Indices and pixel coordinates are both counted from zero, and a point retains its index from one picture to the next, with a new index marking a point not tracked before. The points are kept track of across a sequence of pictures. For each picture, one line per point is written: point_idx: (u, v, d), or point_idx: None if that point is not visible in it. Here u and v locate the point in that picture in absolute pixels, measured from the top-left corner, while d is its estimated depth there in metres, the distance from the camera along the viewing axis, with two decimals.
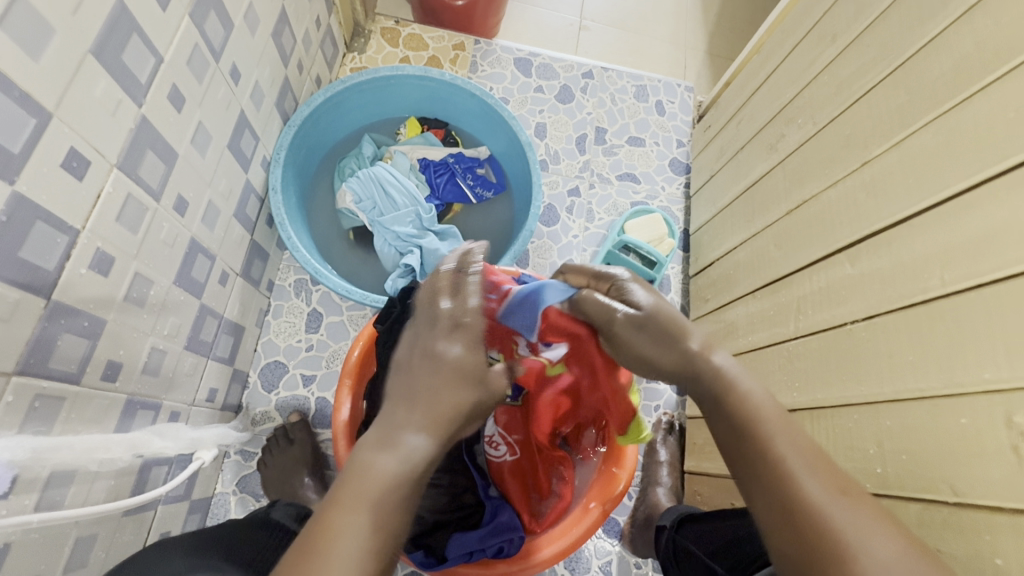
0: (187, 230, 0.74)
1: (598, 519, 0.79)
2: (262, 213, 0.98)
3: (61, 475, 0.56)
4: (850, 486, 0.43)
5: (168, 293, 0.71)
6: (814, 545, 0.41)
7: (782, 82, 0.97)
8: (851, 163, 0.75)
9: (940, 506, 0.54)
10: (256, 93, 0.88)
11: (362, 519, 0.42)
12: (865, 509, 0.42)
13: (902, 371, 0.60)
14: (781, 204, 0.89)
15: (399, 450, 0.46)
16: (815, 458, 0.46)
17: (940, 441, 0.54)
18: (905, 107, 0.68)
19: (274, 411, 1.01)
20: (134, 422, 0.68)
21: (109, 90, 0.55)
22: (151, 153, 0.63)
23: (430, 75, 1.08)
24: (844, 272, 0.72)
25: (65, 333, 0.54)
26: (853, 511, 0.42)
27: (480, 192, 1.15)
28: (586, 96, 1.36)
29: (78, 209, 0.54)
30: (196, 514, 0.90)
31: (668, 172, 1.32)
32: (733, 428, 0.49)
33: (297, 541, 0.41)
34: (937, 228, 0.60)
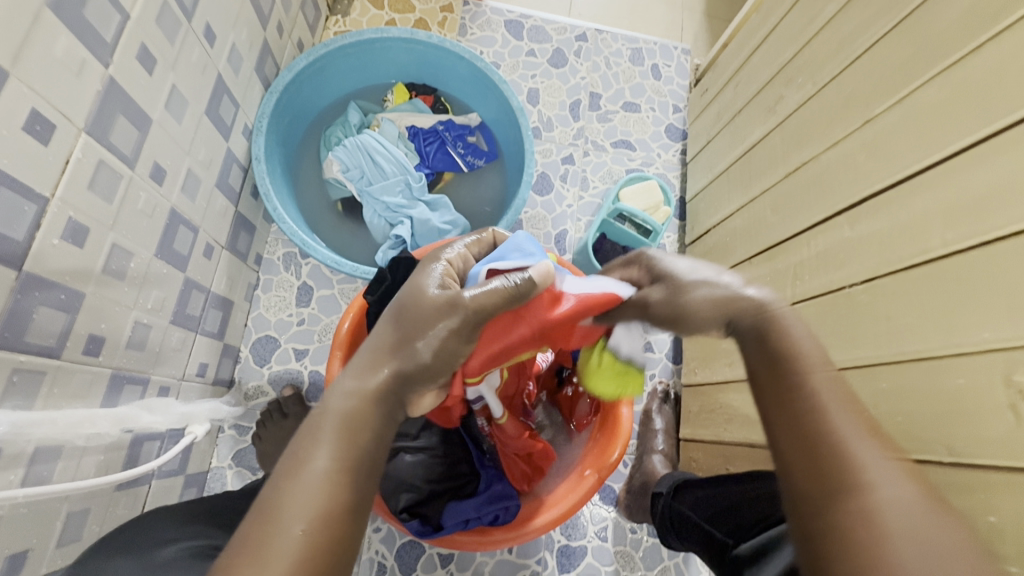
0: (167, 200, 0.71)
1: (594, 486, 0.78)
2: (246, 183, 0.95)
3: (46, 450, 0.55)
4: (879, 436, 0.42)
5: (150, 266, 0.69)
6: (825, 471, 0.42)
7: (781, 41, 0.94)
8: (852, 122, 0.73)
9: (935, 466, 0.54)
10: (234, 56, 0.84)
11: (319, 470, 0.43)
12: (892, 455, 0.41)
13: (899, 333, 0.59)
14: (779, 167, 0.87)
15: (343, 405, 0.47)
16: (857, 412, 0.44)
17: (937, 402, 0.54)
18: (910, 62, 0.65)
19: (267, 385, 1.01)
20: (121, 397, 0.67)
21: (71, 48, 0.52)
22: (123, 118, 0.60)
23: (417, 38, 1.03)
24: (843, 236, 0.71)
25: (41, 306, 0.53)
26: (879, 458, 0.41)
27: (471, 160, 1.12)
28: (579, 60, 1.31)
29: (46, 175, 0.51)
30: (192, 488, 0.90)
31: (664, 138, 1.29)
32: (773, 376, 0.47)
33: (253, 507, 0.41)
34: (939, 187, 0.58)
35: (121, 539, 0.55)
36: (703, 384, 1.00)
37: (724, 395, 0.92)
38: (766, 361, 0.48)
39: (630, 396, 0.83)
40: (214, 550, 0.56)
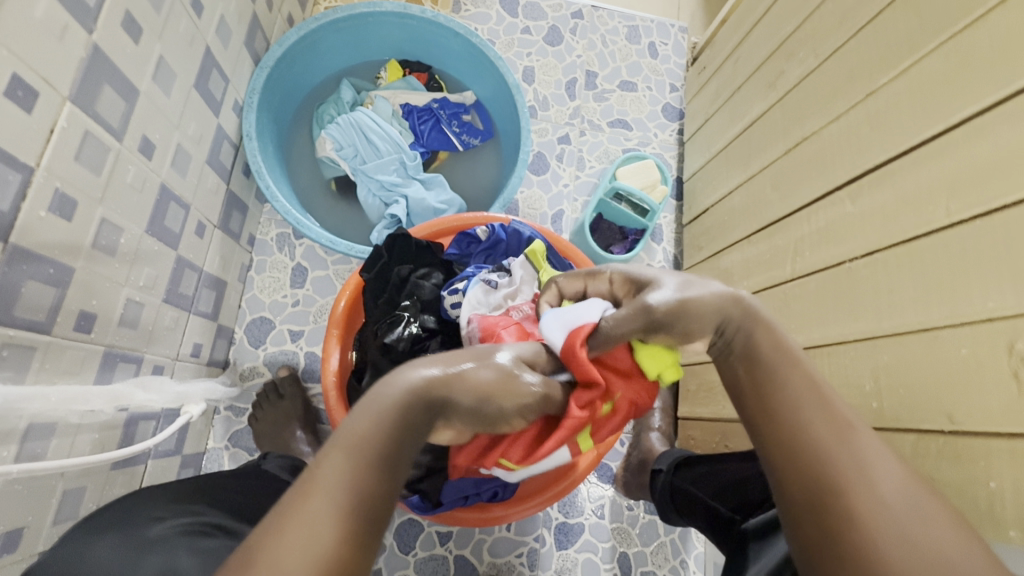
0: (157, 174, 0.70)
1: (593, 462, 0.78)
2: (237, 161, 0.93)
3: (40, 426, 0.54)
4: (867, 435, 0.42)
5: (141, 243, 0.68)
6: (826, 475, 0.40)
7: (781, 16, 0.93)
8: (853, 96, 0.72)
9: (934, 436, 0.54)
10: (223, 29, 0.82)
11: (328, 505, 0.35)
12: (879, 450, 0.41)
13: (900, 305, 0.59)
14: (779, 144, 0.86)
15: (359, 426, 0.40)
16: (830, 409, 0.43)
17: (936, 373, 0.54)
18: (914, 32, 0.64)
19: (262, 366, 1.00)
20: (115, 374, 0.66)
21: (52, 11, 0.50)
22: (109, 88, 0.58)
23: (410, 12, 1.01)
24: (843, 210, 0.70)
25: (30, 280, 0.51)
26: (879, 462, 0.40)
27: (466, 139, 1.10)
28: (576, 37, 1.29)
29: (30, 144, 0.49)
30: (189, 469, 0.90)
31: (662, 118, 1.28)
32: (747, 386, 0.47)
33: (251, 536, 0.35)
34: (941, 158, 0.58)
35: (119, 514, 0.55)
36: (701, 363, 1.00)
37: None
38: (747, 365, 0.48)
39: None
40: (208, 527, 0.56)
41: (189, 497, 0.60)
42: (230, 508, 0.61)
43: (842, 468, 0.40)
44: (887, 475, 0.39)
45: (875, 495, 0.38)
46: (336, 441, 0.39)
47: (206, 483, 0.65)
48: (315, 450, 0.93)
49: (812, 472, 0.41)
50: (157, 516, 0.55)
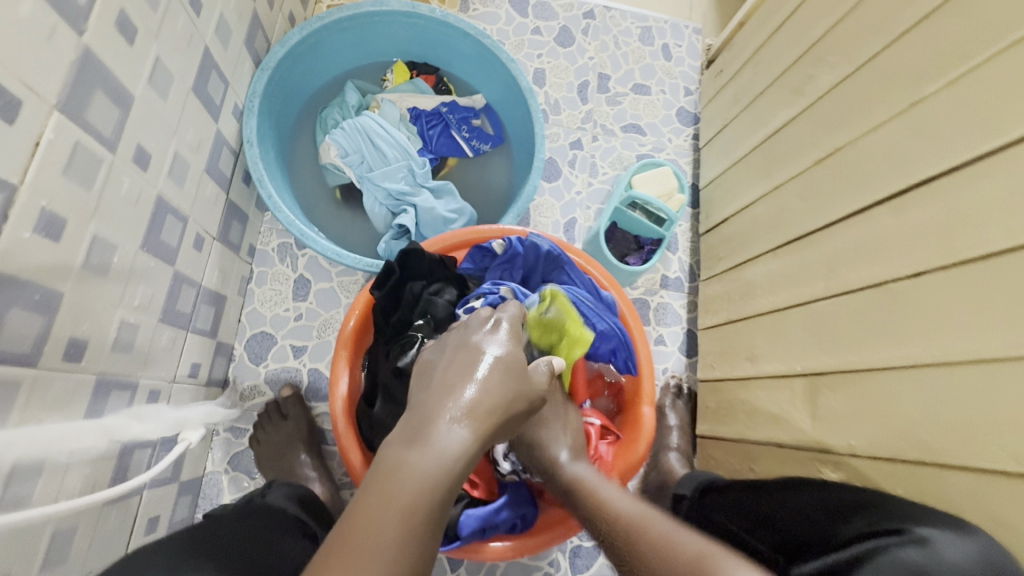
0: (153, 186, 0.64)
1: (617, 491, 0.75)
2: (238, 168, 0.88)
3: (25, 469, 0.49)
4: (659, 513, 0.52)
5: (136, 260, 0.63)
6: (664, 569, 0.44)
7: (808, 19, 0.89)
8: (894, 105, 0.68)
9: (998, 474, 0.50)
10: (222, 28, 0.76)
11: None
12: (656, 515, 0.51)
13: (955, 330, 0.56)
14: (809, 153, 0.82)
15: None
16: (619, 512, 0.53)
17: (1000, 406, 0.51)
18: (965, 38, 0.60)
19: (263, 384, 0.95)
20: (108, 404, 0.61)
21: (37, 10, 0.45)
22: (101, 94, 0.53)
23: (419, 12, 0.96)
24: (885, 226, 0.67)
25: (13, 308, 0.46)
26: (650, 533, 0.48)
27: (476, 145, 1.06)
28: (587, 38, 1.25)
29: (14, 157, 0.44)
30: (187, 496, 0.85)
31: (676, 123, 1.24)
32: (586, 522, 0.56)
33: None
34: (1001, 174, 0.54)
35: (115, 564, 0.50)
36: (722, 379, 0.96)
37: (746, 391, 0.88)
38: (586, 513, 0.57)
39: (653, 395, 0.79)
40: None
41: (195, 543, 0.55)
42: (239, 551, 0.56)
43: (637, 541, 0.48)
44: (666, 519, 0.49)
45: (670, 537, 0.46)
46: (373, 504, 0.37)
47: (212, 526, 0.60)
48: (321, 475, 0.88)
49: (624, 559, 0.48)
50: (165, 567, 0.50)
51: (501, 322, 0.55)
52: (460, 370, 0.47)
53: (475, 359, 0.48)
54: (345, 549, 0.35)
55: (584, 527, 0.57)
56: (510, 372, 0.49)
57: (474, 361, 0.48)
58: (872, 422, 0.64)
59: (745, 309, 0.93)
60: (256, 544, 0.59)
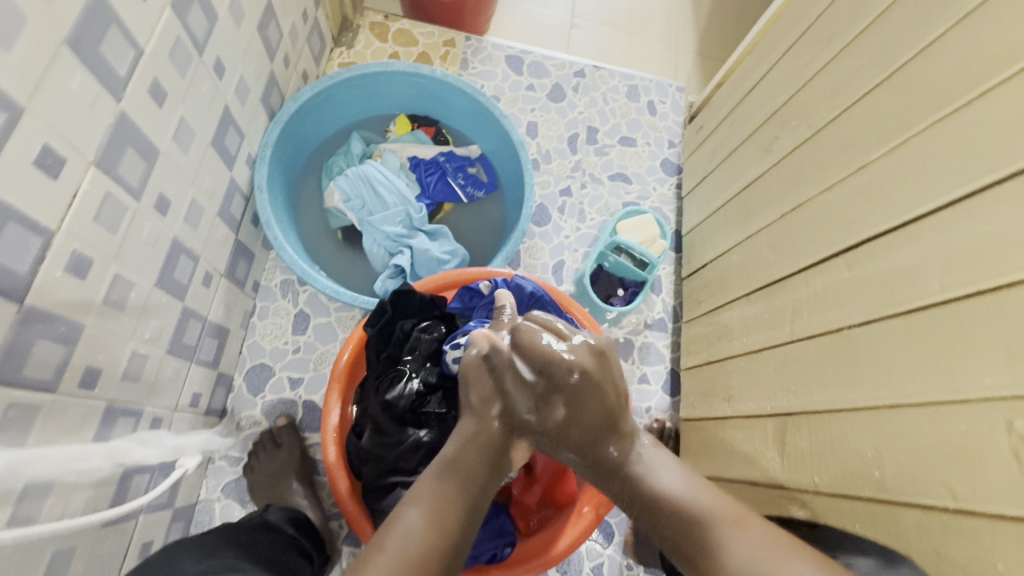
0: (170, 229, 0.71)
1: (592, 523, 0.77)
2: (248, 211, 0.95)
3: (36, 487, 0.53)
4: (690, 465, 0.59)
5: (150, 296, 0.69)
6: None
7: (774, 85, 0.98)
8: (845, 167, 0.75)
9: (939, 511, 0.54)
10: (242, 88, 0.85)
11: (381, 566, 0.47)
12: (690, 474, 0.58)
13: (899, 375, 0.60)
14: (776, 207, 0.89)
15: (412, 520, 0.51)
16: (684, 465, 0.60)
17: (938, 447, 0.55)
18: (902, 112, 0.68)
19: (260, 415, 0.99)
20: (114, 430, 0.65)
21: (87, 84, 0.52)
22: (132, 151, 0.61)
23: (421, 72, 1.06)
24: (839, 276, 0.72)
25: (40, 339, 0.52)
26: (697, 492, 0.55)
27: (471, 191, 1.13)
28: (578, 95, 1.35)
29: (54, 208, 0.51)
30: (179, 522, 0.87)
31: (660, 173, 1.32)
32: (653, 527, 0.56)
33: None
34: (935, 233, 0.60)
35: None
36: (702, 418, 1.00)
37: (724, 431, 0.92)
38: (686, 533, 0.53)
39: None
40: None
41: (217, 549, 0.61)
42: (257, 561, 0.62)
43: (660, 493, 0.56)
44: (759, 555, 0.48)
45: (710, 522, 0.52)
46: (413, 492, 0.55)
47: (231, 537, 0.65)
48: (312, 502, 0.91)
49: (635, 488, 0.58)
50: (197, 568, 0.56)
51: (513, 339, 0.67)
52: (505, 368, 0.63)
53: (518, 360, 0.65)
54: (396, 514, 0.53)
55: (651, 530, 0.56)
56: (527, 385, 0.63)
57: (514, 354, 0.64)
58: (833, 461, 0.68)
59: (722, 350, 0.97)
60: (268, 558, 0.65)
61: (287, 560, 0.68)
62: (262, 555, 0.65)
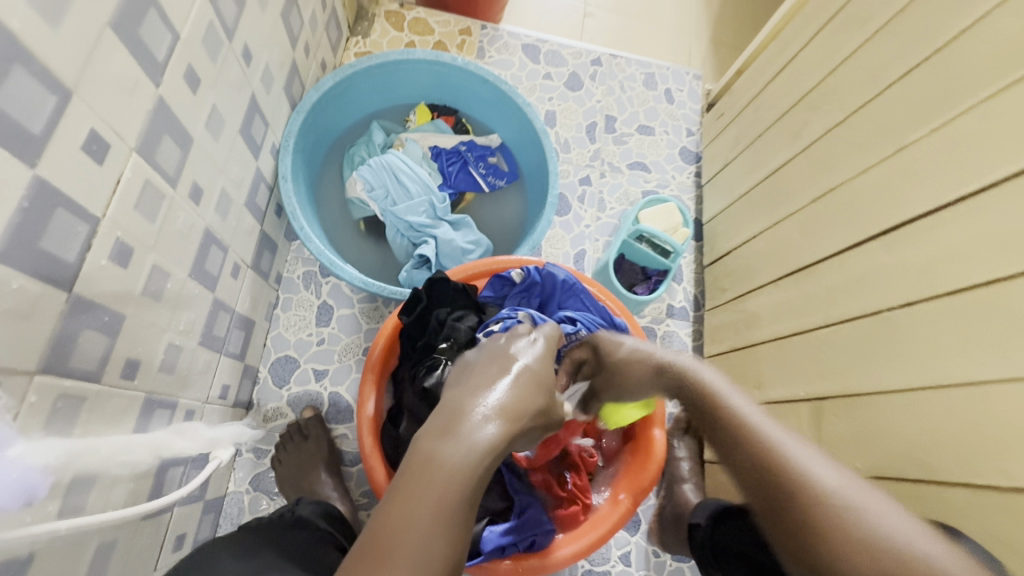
0: (202, 219, 0.70)
1: (629, 510, 0.78)
2: (271, 202, 0.94)
3: (83, 479, 0.53)
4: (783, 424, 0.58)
5: (184, 286, 0.68)
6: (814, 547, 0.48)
7: (801, 69, 0.96)
8: (882, 150, 0.75)
9: (990, 491, 0.54)
10: (266, 76, 0.84)
11: None
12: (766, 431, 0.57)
13: (944, 357, 0.60)
14: (806, 191, 0.89)
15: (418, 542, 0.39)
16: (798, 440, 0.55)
17: (987, 427, 0.55)
18: (943, 92, 0.67)
19: (286, 407, 0.98)
20: (153, 422, 0.65)
21: (128, 68, 0.51)
22: (168, 138, 0.59)
23: (442, 60, 1.04)
24: (878, 259, 0.72)
25: (86, 329, 0.51)
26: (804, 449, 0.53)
27: (492, 181, 1.13)
28: (595, 83, 1.33)
29: (98, 194, 0.50)
30: (210, 515, 0.87)
31: (678, 161, 1.31)
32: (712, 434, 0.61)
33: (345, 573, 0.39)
34: (979, 215, 0.59)
35: None
36: None
37: None
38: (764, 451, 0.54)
39: (663, 419, 0.83)
40: None
41: (253, 550, 0.60)
42: (296, 560, 0.62)
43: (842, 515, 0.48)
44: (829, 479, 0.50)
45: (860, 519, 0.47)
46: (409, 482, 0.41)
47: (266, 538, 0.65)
48: (341, 495, 0.91)
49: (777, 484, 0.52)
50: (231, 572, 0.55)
51: (538, 339, 0.58)
52: (493, 373, 0.50)
53: (509, 365, 0.51)
54: (382, 534, 0.40)
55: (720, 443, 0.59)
56: (538, 381, 0.51)
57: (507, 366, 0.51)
58: (871, 445, 0.68)
59: (749, 337, 0.97)
60: (305, 554, 0.65)
61: (321, 555, 0.67)
62: (297, 551, 0.64)
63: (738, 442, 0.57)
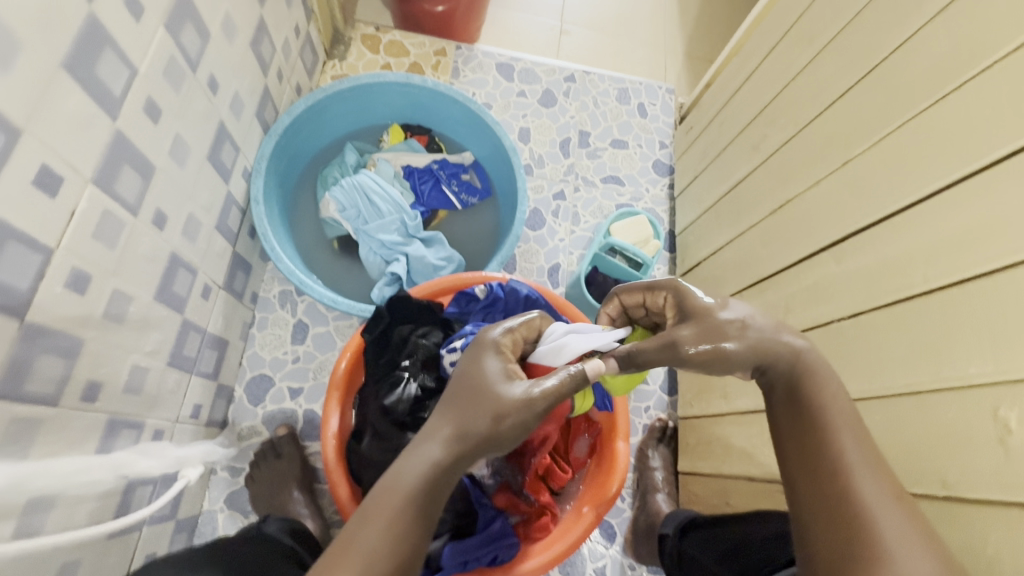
0: (168, 243, 0.72)
1: (592, 522, 0.79)
2: (244, 224, 0.97)
3: (39, 501, 0.54)
4: (855, 415, 0.53)
5: (149, 310, 0.70)
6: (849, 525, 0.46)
7: (760, 84, 0.99)
8: (831, 163, 0.76)
9: (930, 500, 0.55)
10: (236, 103, 0.87)
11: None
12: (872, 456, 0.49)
13: (887, 367, 0.61)
14: (765, 203, 0.90)
15: (366, 550, 0.44)
16: (864, 436, 0.51)
17: (926, 436, 0.56)
18: (884, 108, 0.69)
19: (261, 425, 1.00)
20: (116, 443, 0.66)
21: (82, 104, 0.53)
22: (128, 168, 0.62)
23: (412, 82, 1.07)
24: (828, 271, 0.73)
25: (42, 355, 0.53)
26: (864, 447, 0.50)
27: (465, 198, 1.15)
28: (568, 100, 1.36)
29: (52, 225, 0.52)
30: (182, 534, 0.88)
31: (652, 174, 1.33)
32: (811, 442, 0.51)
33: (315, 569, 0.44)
34: (918, 226, 0.61)
35: None
36: (700, 416, 1.00)
37: (720, 427, 0.93)
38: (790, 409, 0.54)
39: (626, 430, 0.84)
40: None
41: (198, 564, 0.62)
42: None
43: (881, 533, 0.45)
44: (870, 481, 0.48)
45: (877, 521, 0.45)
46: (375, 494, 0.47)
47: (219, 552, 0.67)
48: (313, 511, 0.92)
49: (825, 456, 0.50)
50: None
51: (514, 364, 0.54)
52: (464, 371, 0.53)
53: (474, 365, 0.53)
54: (349, 536, 0.45)
55: (802, 436, 0.52)
56: (482, 392, 0.51)
57: (475, 364, 0.54)
58: None
59: None
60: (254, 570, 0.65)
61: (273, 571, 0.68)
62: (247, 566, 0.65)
63: (805, 421, 0.52)
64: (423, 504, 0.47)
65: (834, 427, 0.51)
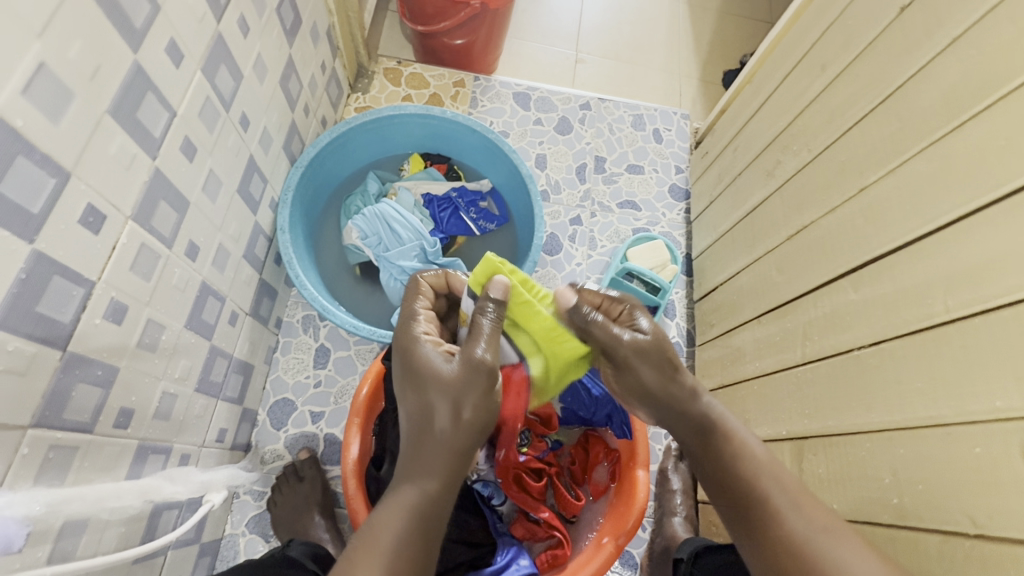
0: (198, 273, 0.75)
1: (613, 553, 0.77)
2: (270, 252, 1.00)
3: (73, 525, 0.56)
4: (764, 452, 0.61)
5: (180, 337, 0.73)
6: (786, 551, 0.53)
7: (774, 110, 0.99)
8: (847, 189, 0.76)
9: (960, 538, 0.52)
10: (264, 137, 0.91)
11: None
12: (782, 483, 0.58)
13: (912, 397, 0.60)
14: (782, 229, 0.90)
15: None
16: (775, 474, 0.59)
17: (955, 472, 0.54)
18: (898, 134, 0.69)
19: (283, 449, 1.01)
20: (145, 467, 0.69)
21: (124, 146, 0.57)
22: (164, 203, 0.65)
23: (431, 114, 1.11)
24: (847, 297, 0.72)
25: (79, 383, 0.55)
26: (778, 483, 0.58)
27: (483, 225, 1.17)
28: (584, 127, 1.39)
29: (94, 261, 0.55)
30: (205, 558, 0.89)
31: (668, 198, 1.34)
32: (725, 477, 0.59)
33: None
34: (938, 253, 0.60)
35: None
36: None
37: None
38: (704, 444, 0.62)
39: (646, 459, 0.84)
40: None
41: None
42: None
43: (839, 555, 0.51)
44: (783, 500, 0.56)
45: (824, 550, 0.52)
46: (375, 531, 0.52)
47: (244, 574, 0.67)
48: (333, 537, 0.94)
49: (745, 492, 0.58)
50: None
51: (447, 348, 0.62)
52: (412, 367, 0.59)
53: (417, 357, 0.59)
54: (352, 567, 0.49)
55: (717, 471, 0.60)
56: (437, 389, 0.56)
57: (418, 359, 0.59)
58: (852, 488, 0.67)
59: (736, 374, 0.97)
60: None
61: None
62: None
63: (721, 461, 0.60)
64: (418, 531, 0.52)
65: (749, 469, 0.59)
